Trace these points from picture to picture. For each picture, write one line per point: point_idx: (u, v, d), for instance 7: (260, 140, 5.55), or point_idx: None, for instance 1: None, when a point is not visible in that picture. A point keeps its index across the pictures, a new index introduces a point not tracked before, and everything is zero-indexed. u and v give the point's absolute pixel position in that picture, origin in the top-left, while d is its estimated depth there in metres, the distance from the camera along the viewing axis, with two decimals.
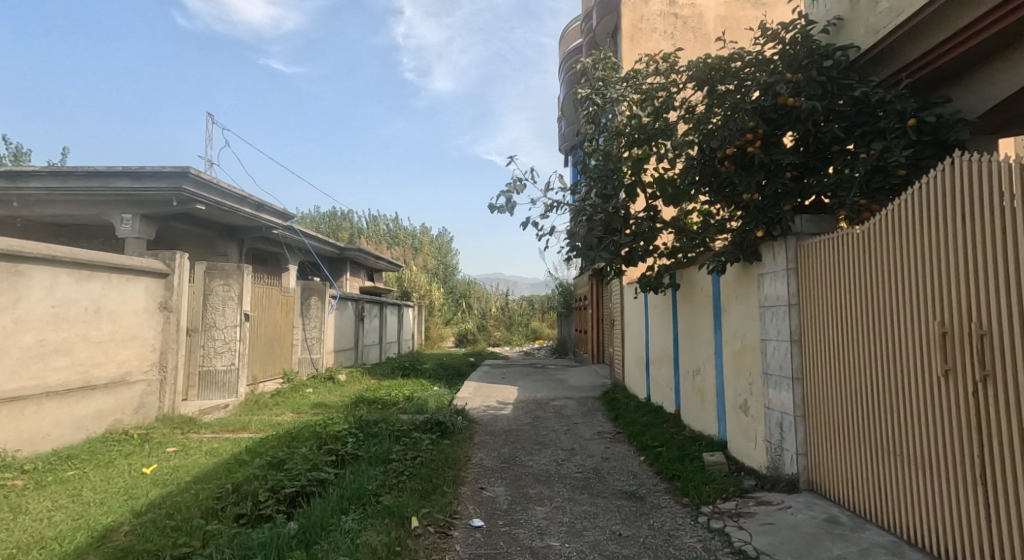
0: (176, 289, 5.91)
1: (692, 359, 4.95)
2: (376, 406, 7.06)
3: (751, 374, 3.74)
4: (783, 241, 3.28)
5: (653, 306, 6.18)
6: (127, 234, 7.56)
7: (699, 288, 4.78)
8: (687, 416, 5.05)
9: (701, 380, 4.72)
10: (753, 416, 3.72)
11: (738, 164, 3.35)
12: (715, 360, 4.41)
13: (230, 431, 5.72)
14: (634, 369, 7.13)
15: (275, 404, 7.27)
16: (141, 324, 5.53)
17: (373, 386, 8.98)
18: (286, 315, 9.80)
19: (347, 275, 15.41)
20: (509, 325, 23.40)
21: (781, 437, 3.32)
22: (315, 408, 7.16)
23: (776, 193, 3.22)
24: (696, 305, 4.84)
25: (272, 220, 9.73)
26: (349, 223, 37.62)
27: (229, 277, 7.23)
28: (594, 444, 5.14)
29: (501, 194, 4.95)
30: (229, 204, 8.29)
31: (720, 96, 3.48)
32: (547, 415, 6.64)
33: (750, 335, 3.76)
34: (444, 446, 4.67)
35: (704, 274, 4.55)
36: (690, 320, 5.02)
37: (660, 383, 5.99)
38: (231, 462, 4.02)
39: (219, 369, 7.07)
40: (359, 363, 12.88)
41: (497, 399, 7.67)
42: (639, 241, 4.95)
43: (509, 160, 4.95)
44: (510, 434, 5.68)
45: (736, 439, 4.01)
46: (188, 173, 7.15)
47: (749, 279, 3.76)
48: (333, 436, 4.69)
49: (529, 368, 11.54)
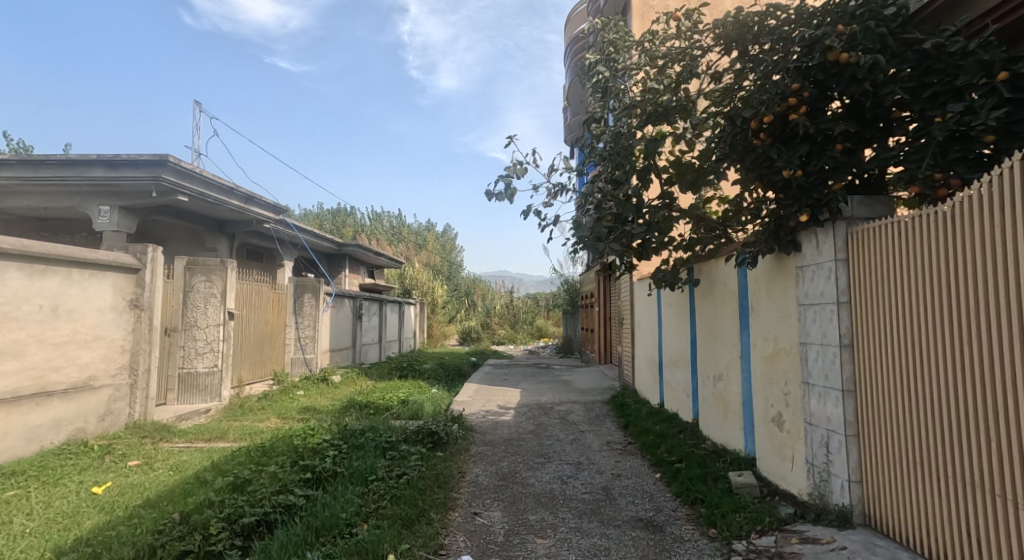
0: (149, 285, 5.45)
1: (712, 364, 4.45)
2: (367, 412, 6.58)
3: (788, 384, 3.23)
4: (831, 227, 2.76)
5: (667, 304, 5.67)
6: (105, 227, 7.11)
7: (722, 283, 4.28)
8: (707, 426, 4.55)
9: (724, 388, 4.21)
10: (788, 432, 3.22)
11: (775, 137, 2.82)
12: (741, 364, 3.89)
13: (205, 440, 5.26)
14: (646, 371, 6.63)
15: (261, 409, 6.81)
16: (108, 324, 5.06)
17: (367, 389, 8.52)
18: (277, 314, 9.36)
19: (346, 272, 14.99)
20: (513, 322, 22.89)
21: (827, 460, 2.81)
22: (302, 413, 6.69)
23: (823, 169, 2.68)
24: (718, 303, 4.34)
25: (262, 214, 9.28)
26: (353, 221, 37.23)
27: (211, 272, 6.77)
28: (603, 457, 4.63)
29: (499, 179, 4.46)
30: (214, 196, 7.84)
31: (755, 59, 2.96)
32: (551, 422, 6.14)
33: (786, 338, 3.24)
34: (436, 461, 4.17)
35: (729, 267, 4.06)
36: (710, 320, 4.52)
37: (676, 389, 5.48)
38: (190, 482, 3.53)
39: (200, 371, 6.62)
40: (357, 362, 12.43)
41: (498, 403, 7.18)
42: (654, 232, 4.46)
43: (508, 141, 4.43)
44: (511, 445, 5.18)
45: (766, 456, 3.50)
46: (167, 161, 6.68)
47: (784, 273, 3.25)
48: (312, 451, 4.20)
49: (533, 369, 11.05)
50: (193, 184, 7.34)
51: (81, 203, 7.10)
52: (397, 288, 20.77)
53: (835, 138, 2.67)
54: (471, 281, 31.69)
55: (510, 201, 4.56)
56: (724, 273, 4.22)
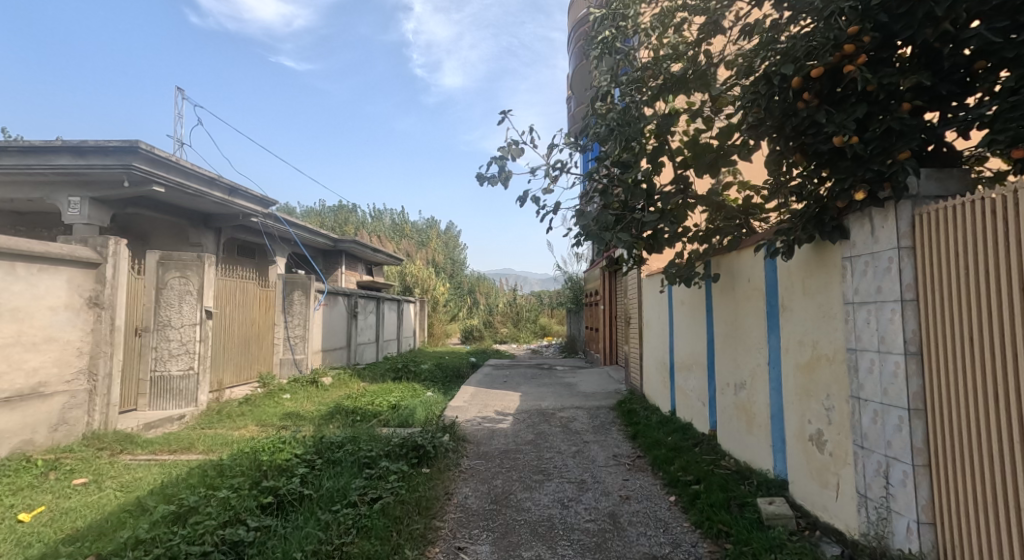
0: (110, 281, 4.96)
1: (732, 370, 3.95)
2: (353, 419, 6.10)
3: (830, 397, 2.71)
4: (893, 208, 2.23)
5: (679, 303, 5.18)
6: (74, 220, 6.64)
7: (745, 278, 3.77)
8: (726, 440, 4.06)
9: (748, 397, 3.70)
10: (831, 455, 2.71)
11: (823, 98, 2.29)
12: (770, 371, 3.38)
13: (171, 451, 4.78)
14: (655, 375, 6.12)
15: (240, 415, 6.33)
16: (61, 325, 4.58)
17: (358, 392, 8.03)
18: (265, 313, 8.90)
19: (343, 269, 14.50)
20: (517, 321, 22.27)
21: (887, 496, 2.28)
22: (284, 420, 6.20)
23: (886, 133, 2.14)
24: (740, 301, 3.83)
25: (248, 206, 8.80)
26: (354, 218, 36.77)
27: (186, 268, 6.29)
28: (610, 475, 4.11)
29: (492, 161, 3.96)
30: (194, 186, 7.36)
31: (797, 4, 2.44)
32: (552, 431, 5.63)
33: (830, 343, 2.72)
34: (418, 482, 3.65)
35: (756, 261, 3.55)
36: (730, 319, 4.03)
37: (689, 396, 4.98)
38: (129, 510, 3.02)
39: (174, 375, 6.14)
40: (352, 363, 11.95)
41: (496, 409, 6.66)
42: (667, 221, 3.98)
43: (502, 117, 3.93)
44: (507, 458, 4.68)
45: (801, 481, 2.99)
46: (138, 148, 6.20)
47: (826, 266, 2.74)
48: (278, 469, 3.68)
49: (534, 370, 10.54)
50: (169, 173, 6.86)
51: (49, 193, 6.63)
52: (397, 286, 20.29)
53: (901, 96, 2.15)
54: (473, 279, 31.23)
55: (505, 185, 4.06)
56: (748, 267, 3.72)
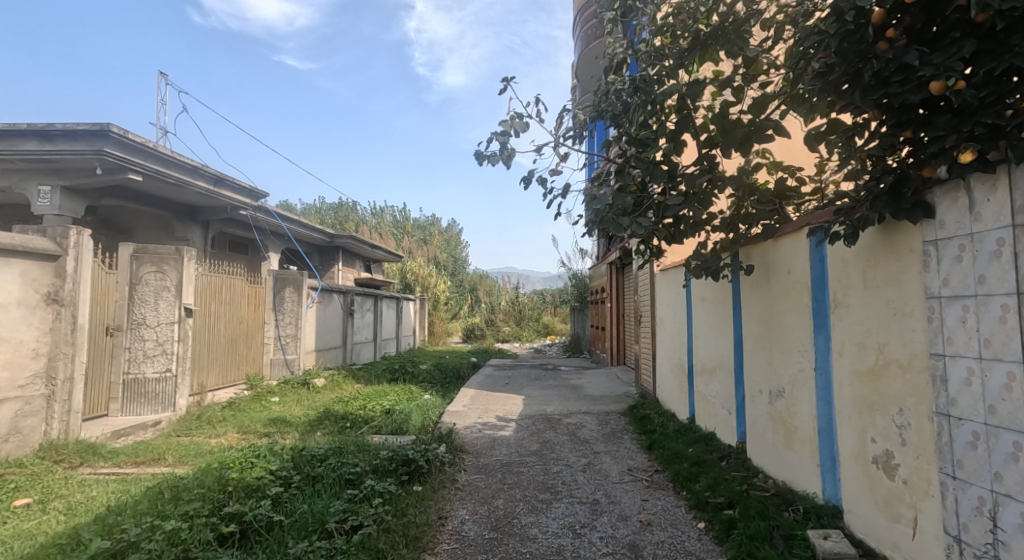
0: (70, 275, 4.49)
1: (767, 375, 3.47)
2: (342, 426, 5.63)
3: (903, 412, 2.23)
4: (1005, 175, 1.75)
5: (700, 299, 4.70)
6: (44, 211, 6.18)
7: (784, 270, 3.28)
8: (758, 455, 3.58)
9: (787, 407, 3.22)
10: (904, 483, 2.23)
11: (911, 38, 1.81)
12: (817, 378, 2.90)
13: (137, 464, 4.31)
14: (671, 379, 5.64)
15: (222, 421, 5.85)
16: (13, 323, 4.10)
17: (351, 395, 7.54)
18: (253, 311, 8.45)
19: (339, 265, 14.02)
20: (519, 319, 21.78)
21: (995, 543, 1.80)
22: (268, 426, 5.73)
23: (1004, 76, 1.65)
24: (777, 296, 3.35)
25: (235, 198, 8.33)
26: (354, 215, 36.29)
27: (163, 262, 5.82)
28: (626, 494, 3.62)
29: (491, 137, 3.49)
30: (175, 175, 6.90)
31: None
32: (559, 440, 5.14)
33: (903, 346, 2.23)
34: (406, 507, 3.17)
35: (800, 250, 3.07)
36: (763, 318, 3.55)
37: (711, 403, 4.51)
38: (60, 544, 2.54)
39: (148, 378, 5.66)
40: (348, 363, 11.46)
41: (497, 414, 6.18)
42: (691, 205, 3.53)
43: (504, 86, 3.46)
44: (510, 472, 4.21)
45: (861, 511, 2.51)
46: (109, 132, 5.72)
47: (899, 253, 2.25)
48: (247, 490, 3.20)
49: (538, 371, 10.04)
50: (146, 160, 6.38)
51: (17, 182, 6.15)
52: (397, 283, 19.79)
53: None
54: (474, 277, 30.70)
55: (507, 166, 3.59)
56: (787, 257, 3.24)
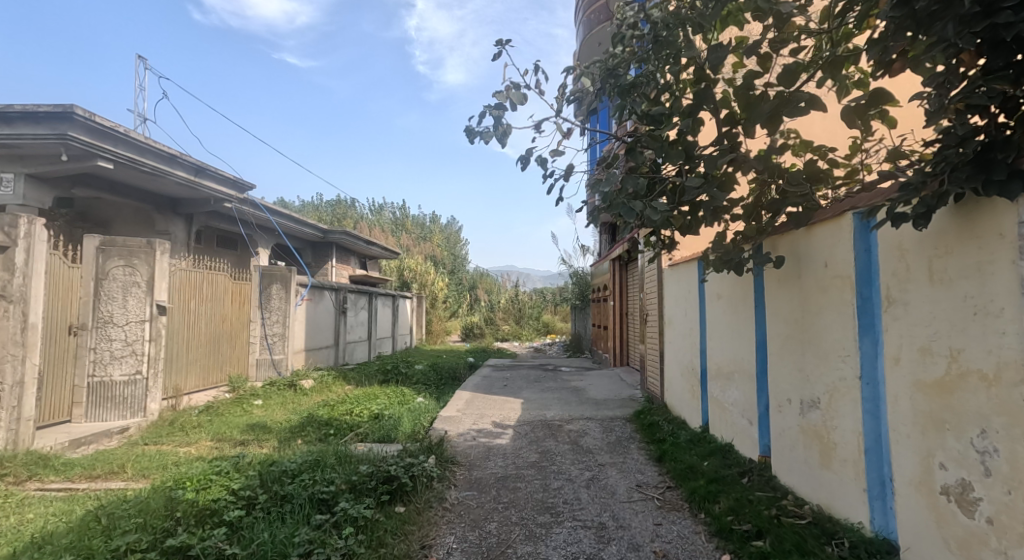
0: (20, 267, 4.07)
1: (797, 382, 3.04)
2: (325, 434, 5.22)
3: (987, 435, 1.81)
4: None
5: (716, 297, 4.28)
6: (7, 200, 5.77)
7: (818, 262, 2.86)
8: (786, 473, 3.17)
9: (822, 420, 2.80)
10: (987, 522, 1.81)
11: None
12: (862, 388, 2.47)
13: (92, 479, 3.88)
14: (681, 383, 5.22)
15: (196, 427, 5.42)
16: None
17: (339, 398, 7.10)
18: (237, 308, 8.02)
19: (333, 262, 13.60)
20: (519, 317, 21.31)
21: None
22: (245, 433, 5.31)
23: None
24: (810, 293, 2.92)
25: (219, 189, 7.90)
26: (353, 213, 35.86)
27: (132, 256, 5.40)
28: (636, 517, 3.20)
29: (483, 111, 3.11)
30: (150, 163, 6.47)
31: None
32: (560, 449, 4.72)
33: (987, 353, 1.81)
34: (383, 535, 2.76)
35: (841, 239, 2.65)
36: (793, 317, 3.12)
37: (728, 411, 4.09)
38: None
39: (116, 380, 5.25)
40: (340, 363, 11.03)
41: (494, 420, 5.75)
42: (711, 188, 3.11)
43: (499, 50, 3.05)
44: (505, 488, 3.79)
45: (926, 551, 2.09)
46: (73, 114, 5.30)
47: (982, 238, 1.82)
48: (199, 516, 2.77)
49: (538, 372, 9.61)
50: (117, 146, 5.98)
51: None
52: (394, 281, 19.35)
53: None
54: (474, 275, 30.23)
55: (503, 144, 3.18)
56: (822, 247, 2.81)
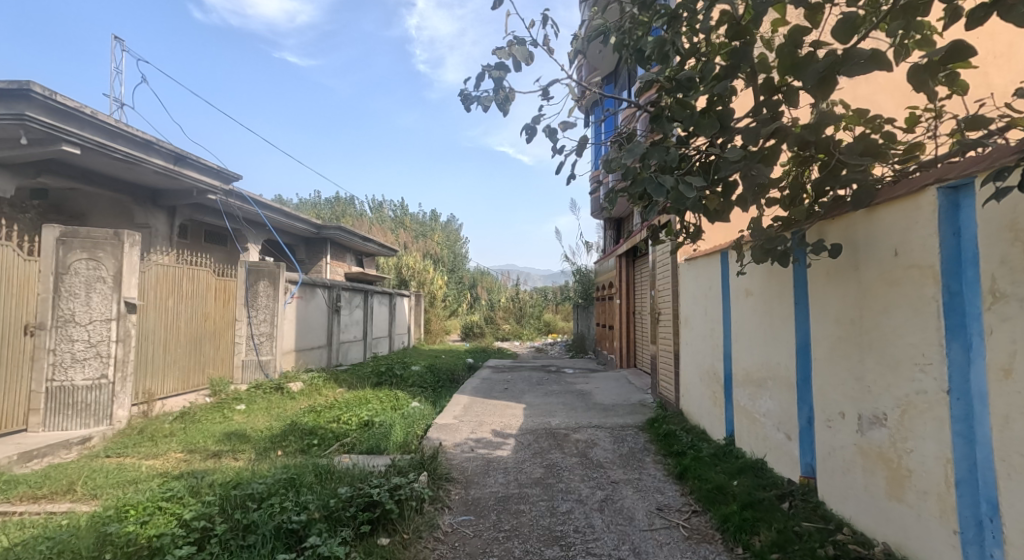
0: None
1: (855, 393, 2.56)
2: (307, 445, 4.74)
3: None
4: None
5: (745, 293, 3.79)
6: None
7: (884, 250, 2.38)
8: (837, 500, 2.70)
9: (889, 441, 2.33)
10: None
11: None
12: (951, 404, 2.00)
13: (35, 500, 3.39)
14: (700, 388, 4.75)
15: (168, 436, 4.93)
16: None
17: (327, 403, 6.61)
18: (220, 307, 7.53)
19: (327, 259, 13.12)
20: (519, 317, 20.78)
21: None
22: (220, 443, 4.81)
23: None
24: (873, 287, 2.44)
25: (202, 179, 7.42)
26: (351, 210, 35.38)
27: (97, 248, 4.91)
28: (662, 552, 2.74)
29: (481, 73, 2.65)
30: (123, 149, 5.99)
31: None
32: (567, 463, 4.24)
33: None
34: None
35: (918, 220, 2.17)
36: (848, 316, 2.64)
37: (758, 422, 3.61)
38: None
39: (78, 386, 4.77)
40: (334, 364, 10.54)
41: (494, 428, 5.27)
42: (751, 163, 2.62)
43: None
44: (507, 513, 3.31)
45: None
46: (31, 91, 4.84)
47: None
48: None
49: (541, 375, 9.10)
50: (83, 129, 5.51)
51: None
52: (391, 278, 18.86)
53: None
54: (474, 274, 29.69)
55: (503, 112, 2.72)
56: (890, 232, 2.33)
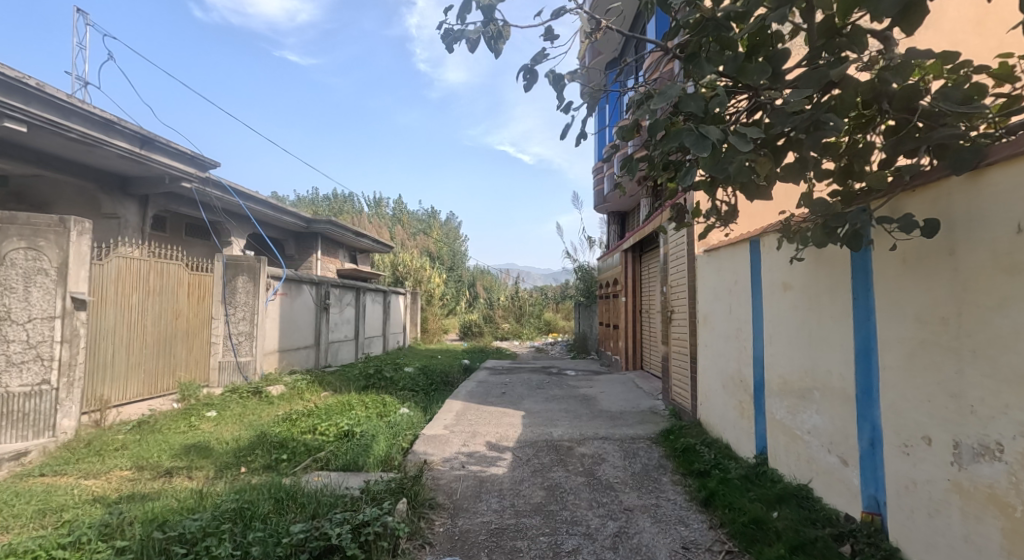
0: None
1: (950, 414, 1.98)
2: (275, 461, 4.15)
3: None
4: None
5: (784, 287, 3.19)
6: None
7: (998, 227, 1.80)
8: (919, 548, 2.13)
9: (1007, 481, 1.76)
10: None
11: None
12: None
13: None
14: (723, 397, 4.16)
15: (119, 449, 4.34)
16: None
17: (306, 410, 6.02)
18: (193, 304, 6.93)
19: (318, 254, 12.52)
20: (519, 316, 20.14)
21: None
22: (176, 457, 4.22)
23: None
24: (979, 277, 1.86)
25: (174, 166, 6.84)
26: (349, 207, 34.71)
27: (37, 236, 4.34)
28: None
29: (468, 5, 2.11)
30: (78, 128, 5.43)
31: None
32: (573, 484, 3.66)
33: None
34: None
35: None
36: (937, 315, 2.06)
37: (801, 441, 3.03)
38: None
39: (13, 393, 4.19)
40: (323, 365, 9.96)
41: (488, 440, 4.69)
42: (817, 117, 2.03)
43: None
44: (499, 552, 2.73)
45: None
46: None
47: None
48: None
49: (541, 377, 8.50)
50: (30, 104, 4.94)
51: None
52: (387, 275, 18.25)
53: None
54: (473, 273, 29.06)
55: (495, 51, 2.15)
56: (1011, 203, 1.76)
